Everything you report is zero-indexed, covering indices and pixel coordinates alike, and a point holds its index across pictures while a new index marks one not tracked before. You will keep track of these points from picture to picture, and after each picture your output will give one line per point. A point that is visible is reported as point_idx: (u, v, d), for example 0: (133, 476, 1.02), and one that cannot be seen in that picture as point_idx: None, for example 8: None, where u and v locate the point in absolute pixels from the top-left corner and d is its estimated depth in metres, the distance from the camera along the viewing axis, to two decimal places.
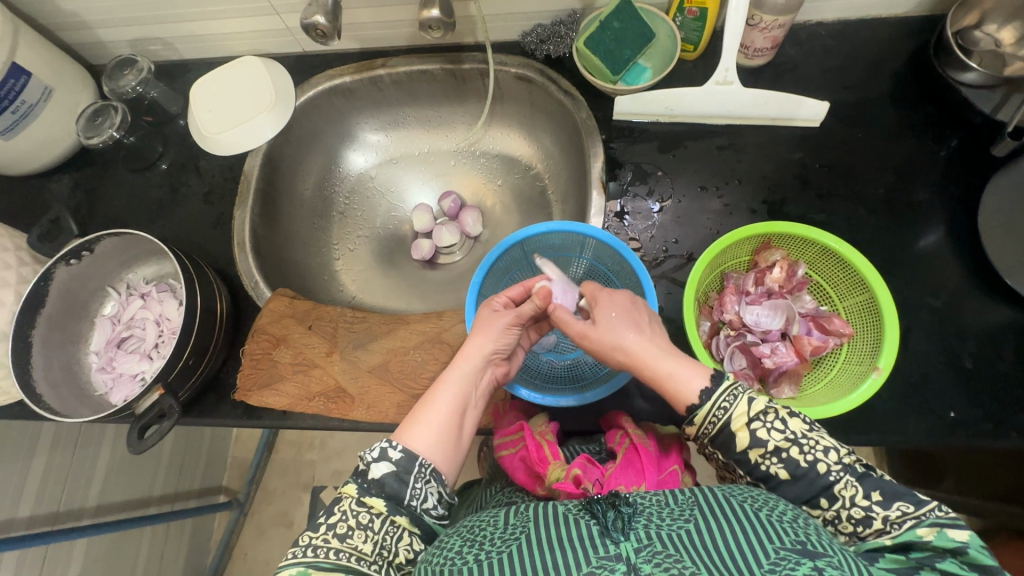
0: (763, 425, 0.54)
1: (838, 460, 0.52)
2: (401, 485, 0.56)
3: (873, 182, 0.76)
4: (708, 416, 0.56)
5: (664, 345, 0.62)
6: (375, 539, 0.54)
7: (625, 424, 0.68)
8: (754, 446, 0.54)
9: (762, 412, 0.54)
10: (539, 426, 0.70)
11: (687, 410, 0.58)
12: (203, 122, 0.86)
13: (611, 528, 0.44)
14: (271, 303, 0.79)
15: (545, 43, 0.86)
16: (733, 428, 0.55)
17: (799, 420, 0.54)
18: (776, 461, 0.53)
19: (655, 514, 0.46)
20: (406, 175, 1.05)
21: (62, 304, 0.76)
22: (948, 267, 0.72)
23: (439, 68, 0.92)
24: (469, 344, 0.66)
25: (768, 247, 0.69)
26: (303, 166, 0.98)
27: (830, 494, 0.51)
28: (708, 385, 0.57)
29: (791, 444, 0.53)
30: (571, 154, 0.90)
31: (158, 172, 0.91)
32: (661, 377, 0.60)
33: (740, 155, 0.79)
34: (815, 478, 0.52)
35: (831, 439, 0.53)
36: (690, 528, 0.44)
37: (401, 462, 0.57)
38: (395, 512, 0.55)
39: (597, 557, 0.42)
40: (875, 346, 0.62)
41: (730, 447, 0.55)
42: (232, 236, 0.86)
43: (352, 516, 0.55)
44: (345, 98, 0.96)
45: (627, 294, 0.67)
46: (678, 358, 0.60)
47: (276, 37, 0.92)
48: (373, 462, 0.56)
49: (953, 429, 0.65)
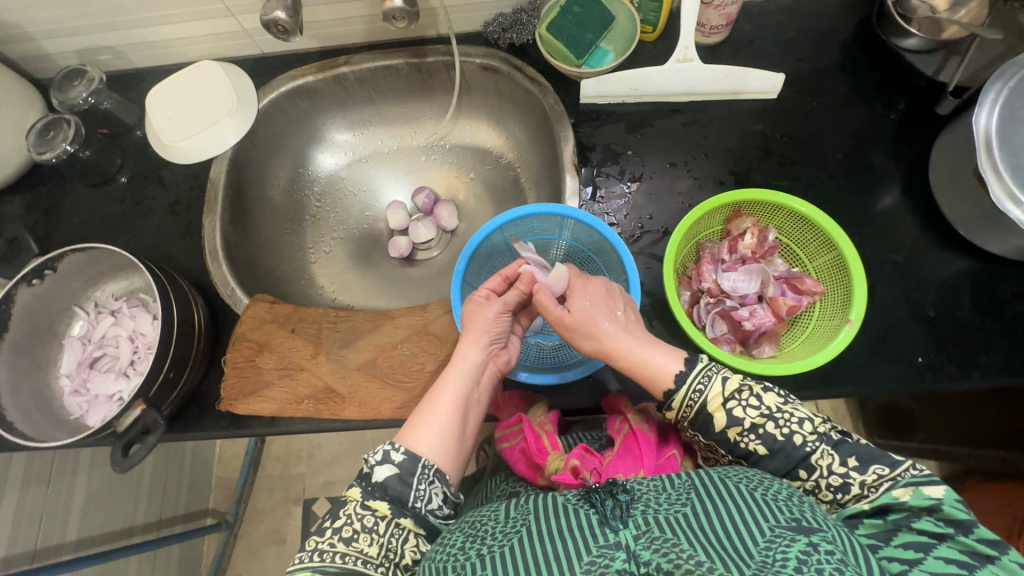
0: (739, 403, 0.56)
1: (814, 430, 0.54)
2: (405, 487, 0.57)
3: (832, 147, 0.80)
4: (684, 400, 0.58)
5: (639, 332, 0.65)
6: (380, 542, 0.55)
7: (625, 410, 0.69)
8: (731, 425, 0.56)
9: (736, 390, 0.56)
10: (538, 417, 0.71)
11: (665, 396, 0.60)
12: (163, 131, 0.85)
13: (610, 518, 0.45)
14: (250, 310, 0.77)
15: (508, 31, 0.87)
16: (710, 409, 0.56)
17: (774, 395, 0.56)
18: (753, 439, 0.55)
19: (653, 500, 0.47)
20: (377, 173, 1.04)
21: (27, 327, 0.73)
22: (906, 223, 0.76)
23: (403, 62, 0.92)
24: (464, 341, 0.67)
25: (739, 215, 0.70)
26: (271, 170, 0.96)
27: (808, 465, 0.53)
28: (683, 369, 0.60)
29: (766, 419, 0.55)
30: (541, 141, 0.91)
31: (119, 186, 0.88)
32: (637, 365, 0.62)
33: (705, 130, 0.81)
34: (793, 450, 0.54)
35: (806, 410, 0.55)
36: (688, 511, 0.46)
37: (404, 464, 0.58)
38: (400, 515, 0.56)
39: (598, 546, 0.43)
40: (845, 299, 0.64)
41: (709, 429, 0.57)
42: (203, 245, 0.84)
43: (357, 520, 0.56)
44: (310, 99, 0.95)
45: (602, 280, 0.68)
46: (653, 346, 0.63)
47: (233, 40, 0.90)
48: (377, 465, 0.57)
49: (923, 374, 0.69)
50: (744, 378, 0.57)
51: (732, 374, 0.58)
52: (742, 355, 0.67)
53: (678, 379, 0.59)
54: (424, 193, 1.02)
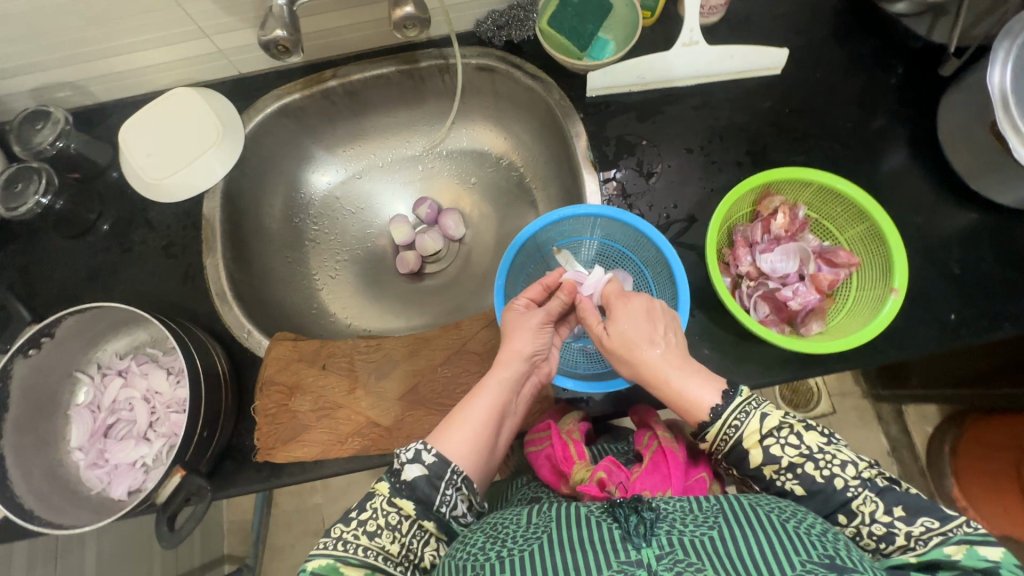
0: (777, 441, 0.53)
1: (857, 475, 0.51)
2: (432, 489, 0.55)
3: (840, 117, 0.80)
4: (720, 433, 0.54)
5: (680, 359, 0.59)
6: (402, 541, 0.53)
7: (654, 424, 0.65)
8: (768, 462, 0.52)
9: (776, 427, 0.53)
10: (567, 424, 0.68)
11: (698, 427, 0.56)
12: (143, 168, 0.78)
13: (632, 533, 0.44)
14: (273, 351, 0.73)
15: (504, 28, 0.84)
16: (746, 445, 0.53)
17: (815, 434, 0.53)
18: (791, 477, 0.52)
19: (679, 519, 0.46)
20: (375, 188, 1.00)
21: (27, 403, 0.66)
22: (919, 184, 0.78)
23: (395, 70, 0.87)
24: (503, 351, 0.64)
25: (768, 195, 0.70)
26: (264, 198, 0.90)
27: (848, 510, 0.50)
28: (720, 403, 0.55)
29: (806, 459, 0.52)
30: (548, 139, 0.89)
31: (101, 234, 0.81)
32: (670, 395, 0.58)
33: (716, 111, 0.81)
34: (832, 494, 0.51)
35: (850, 452, 0.52)
36: (714, 535, 0.44)
37: (434, 466, 0.56)
38: (424, 517, 0.54)
39: (618, 561, 0.43)
40: (885, 269, 0.65)
41: (744, 464, 0.54)
42: (207, 287, 0.78)
43: (382, 515, 0.54)
44: (297, 118, 0.89)
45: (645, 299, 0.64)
46: (693, 374, 0.58)
47: (208, 63, 0.83)
48: (407, 463, 0.55)
49: (958, 330, 0.71)
50: (785, 414, 0.54)
51: (773, 408, 0.55)
52: (791, 335, 0.67)
53: (713, 414, 0.55)
54: (426, 203, 0.97)
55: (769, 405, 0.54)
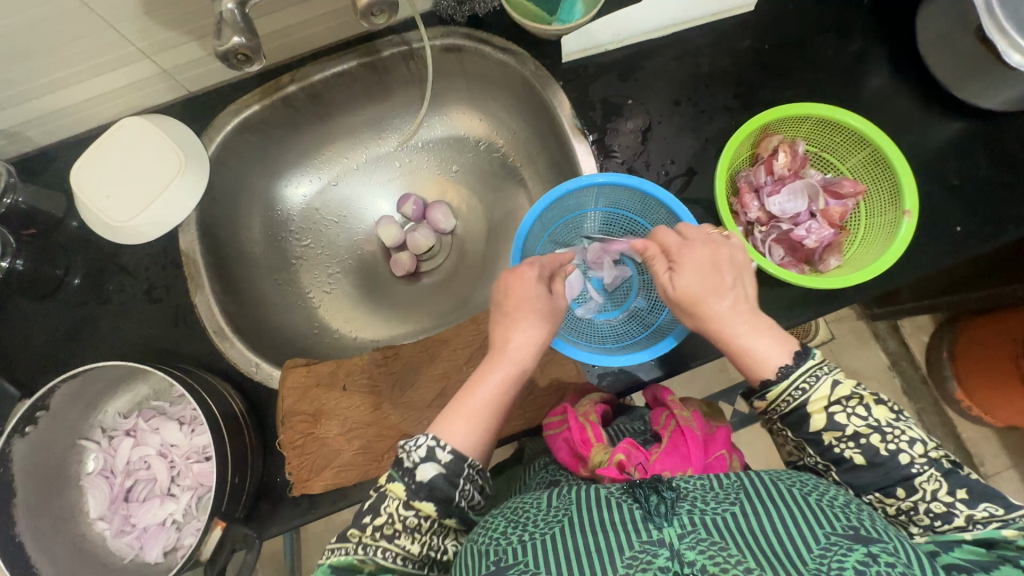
0: (844, 409, 0.50)
1: (923, 452, 0.48)
2: (451, 487, 0.51)
3: (820, 46, 0.79)
4: (783, 394, 0.52)
5: (750, 313, 0.56)
6: (422, 540, 0.51)
7: (671, 403, 0.61)
8: (832, 429, 0.50)
9: (846, 397, 0.50)
10: (583, 406, 0.65)
11: (759, 385, 0.54)
12: (106, 212, 0.72)
13: (654, 513, 0.43)
14: (288, 380, 0.69)
15: (465, 3, 0.78)
16: (811, 409, 0.51)
17: (885, 408, 0.50)
18: (853, 446, 0.50)
19: (698, 498, 0.45)
20: (354, 193, 0.95)
21: (34, 483, 0.61)
22: (906, 102, 0.78)
23: (358, 64, 0.82)
24: (501, 348, 0.59)
25: (767, 135, 0.69)
26: (242, 221, 0.85)
27: (908, 485, 0.48)
28: (790, 363, 0.52)
29: (873, 431, 0.49)
30: (528, 113, 0.85)
31: (73, 290, 0.75)
32: (735, 348, 0.56)
33: (697, 58, 0.79)
34: (894, 468, 0.48)
35: (920, 430, 0.49)
36: (736, 511, 0.43)
37: (450, 464, 0.51)
38: (445, 515, 0.51)
39: (641, 542, 0.41)
40: (893, 192, 0.65)
41: (803, 428, 0.51)
42: (202, 326, 0.73)
43: (399, 520, 0.50)
44: (260, 132, 0.83)
45: (713, 246, 0.59)
46: (762, 330, 0.55)
47: (153, 86, 0.76)
48: (421, 462, 0.51)
49: (966, 240, 0.72)
50: (858, 385, 0.51)
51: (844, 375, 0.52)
52: (811, 274, 0.67)
53: (778, 372, 0.52)
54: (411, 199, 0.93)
55: (841, 372, 0.51)
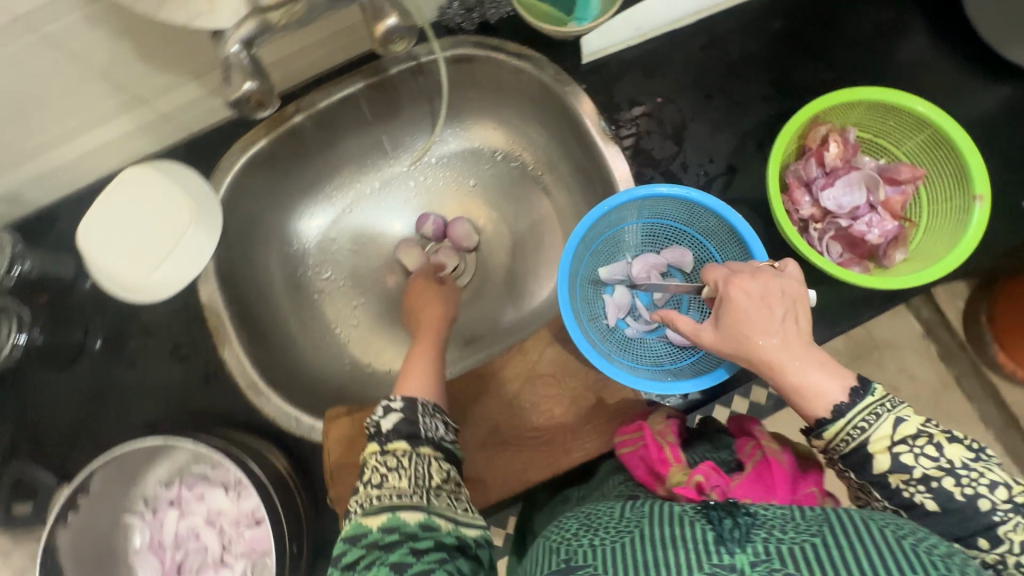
0: (911, 450, 0.45)
1: (1006, 498, 0.44)
2: (412, 424, 0.52)
3: (855, 20, 0.74)
4: (840, 433, 0.47)
5: (807, 347, 0.49)
6: (409, 474, 0.49)
7: (758, 431, 0.56)
8: (897, 471, 0.45)
9: (911, 435, 0.46)
10: (659, 425, 0.60)
11: (813, 423, 0.48)
12: (119, 271, 0.68)
13: (726, 537, 0.40)
14: (332, 431, 0.66)
15: (474, 10, 0.75)
16: (872, 450, 0.46)
17: (960, 447, 0.46)
18: (923, 490, 0.45)
19: (776, 527, 0.41)
20: (370, 219, 0.90)
21: (84, 568, 0.58)
22: (950, 73, 0.73)
23: (365, 85, 0.77)
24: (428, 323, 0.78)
25: (815, 126, 0.64)
26: (260, 263, 0.81)
27: (992, 535, 0.43)
28: (847, 399, 0.47)
29: (945, 473, 0.45)
30: (549, 119, 0.81)
31: (95, 355, 0.71)
32: (791, 386, 0.49)
33: (726, 46, 0.74)
34: (974, 516, 0.44)
35: (1001, 472, 0.45)
36: (817, 542, 0.39)
37: (405, 408, 0.53)
38: (417, 445, 0.51)
39: (710, 563, 0.38)
40: (958, 176, 0.61)
41: (866, 469, 0.47)
42: (235, 381, 0.70)
43: (382, 466, 0.49)
44: (268, 167, 0.79)
45: (763, 276, 0.50)
46: (819, 366, 0.48)
47: (152, 131, 0.72)
48: (380, 418, 0.53)
49: None
50: (925, 422, 0.46)
51: (910, 412, 0.47)
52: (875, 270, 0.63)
53: (833, 411, 0.47)
54: (431, 220, 0.89)
55: (907, 408, 0.46)
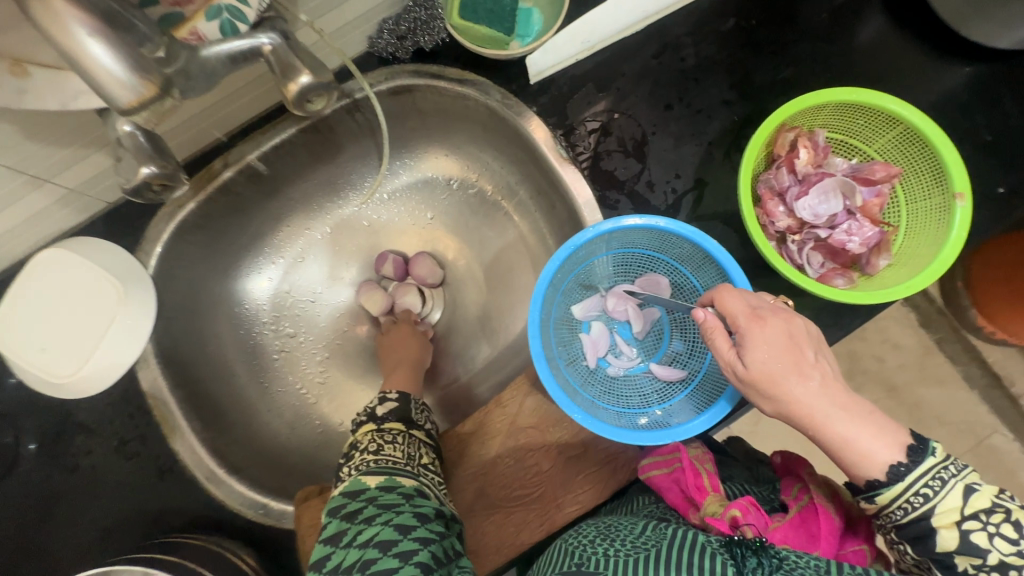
0: (985, 529, 0.41)
1: None
2: (409, 408, 0.63)
3: (811, 10, 0.70)
4: (900, 498, 0.42)
5: (850, 398, 0.44)
6: (403, 448, 0.57)
7: (809, 473, 0.52)
8: (967, 553, 0.41)
9: (986, 511, 0.41)
10: (696, 451, 0.56)
11: (864, 484, 0.43)
12: (45, 368, 0.61)
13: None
14: (304, 517, 0.61)
15: (407, 37, 0.67)
16: (936, 525, 0.41)
17: None
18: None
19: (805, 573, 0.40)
20: (326, 266, 0.84)
21: None
22: (912, 57, 0.70)
23: (298, 130, 0.70)
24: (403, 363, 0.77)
25: (782, 132, 0.60)
26: (208, 332, 0.75)
27: None
28: (903, 462, 0.42)
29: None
30: (501, 144, 0.75)
31: (31, 460, 0.64)
32: (836, 443, 0.43)
33: (681, 50, 0.69)
34: None
35: None
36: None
37: (400, 402, 0.63)
38: (412, 428, 0.60)
39: None
40: (935, 173, 0.57)
41: (925, 545, 0.42)
42: (191, 472, 0.64)
43: (378, 437, 0.57)
44: (202, 229, 0.72)
45: (784, 313, 0.45)
46: (864, 418, 0.43)
47: (63, 208, 0.64)
48: (378, 405, 0.62)
49: (1012, 202, 0.65)
50: (1002, 496, 0.41)
51: (981, 481, 0.42)
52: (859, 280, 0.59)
53: (890, 474, 0.42)
54: (391, 261, 0.83)
55: (976, 477, 0.41)
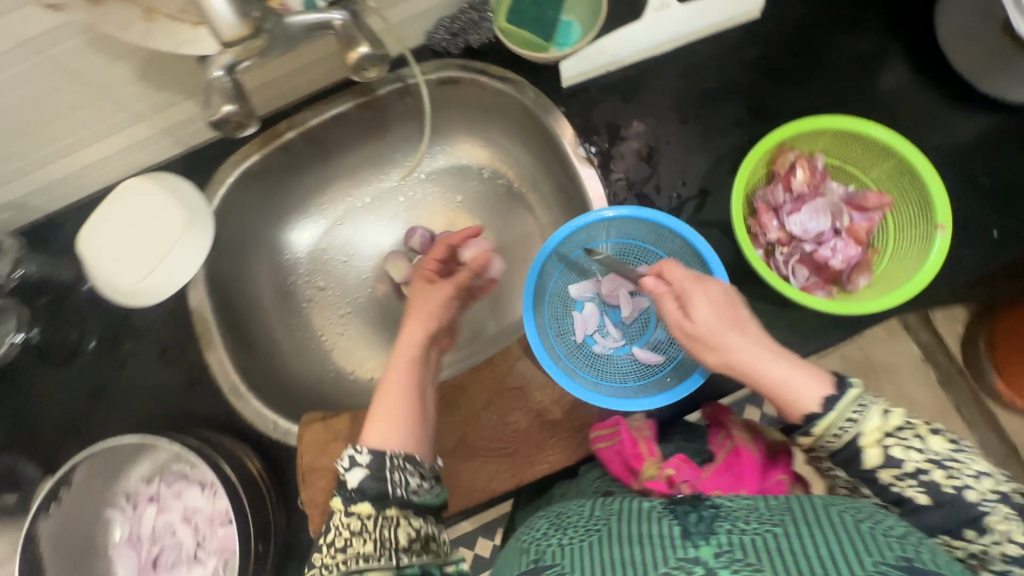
0: (899, 442, 0.45)
1: (993, 489, 0.43)
2: (381, 481, 0.51)
3: (832, 48, 0.75)
4: (830, 429, 0.46)
5: (774, 345, 0.50)
6: (374, 538, 0.49)
7: (729, 424, 0.59)
8: (888, 465, 0.44)
9: (899, 427, 0.45)
10: (635, 421, 0.62)
11: (801, 420, 0.47)
12: (116, 277, 0.72)
13: (692, 531, 0.42)
14: (306, 436, 0.68)
15: (460, 34, 0.76)
16: (863, 443, 0.45)
17: (942, 438, 0.45)
18: (913, 484, 0.44)
19: (742, 518, 0.44)
20: (360, 232, 0.93)
21: (65, 557, 0.62)
22: (926, 101, 0.74)
23: (354, 105, 0.80)
24: (411, 321, 0.69)
25: (783, 152, 0.65)
26: (251, 271, 0.84)
27: (979, 526, 0.43)
28: (831, 393, 0.46)
29: (933, 466, 0.44)
30: (530, 140, 0.83)
31: (89, 355, 0.75)
32: (770, 385, 0.49)
33: (703, 72, 0.75)
34: (963, 507, 0.43)
35: (984, 464, 0.44)
36: (779, 533, 0.41)
37: (372, 463, 0.52)
38: (384, 508, 0.50)
39: (676, 557, 0.40)
40: (922, 203, 0.61)
41: (855, 465, 0.46)
42: (218, 385, 0.73)
43: (345, 529, 0.50)
44: (261, 180, 0.82)
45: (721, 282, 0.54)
46: (794, 361, 0.49)
47: (151, 145, 0.76)
48: (347, 471, 0.52)
49: (1003, 245, 0.68)
50: (911, 414, 0.45)
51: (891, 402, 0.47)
52: (839, 296, 0.64)
53: (823, 404, 0.46)
54: (438, 246, 0.79)
55: (888, 400, 0.46)
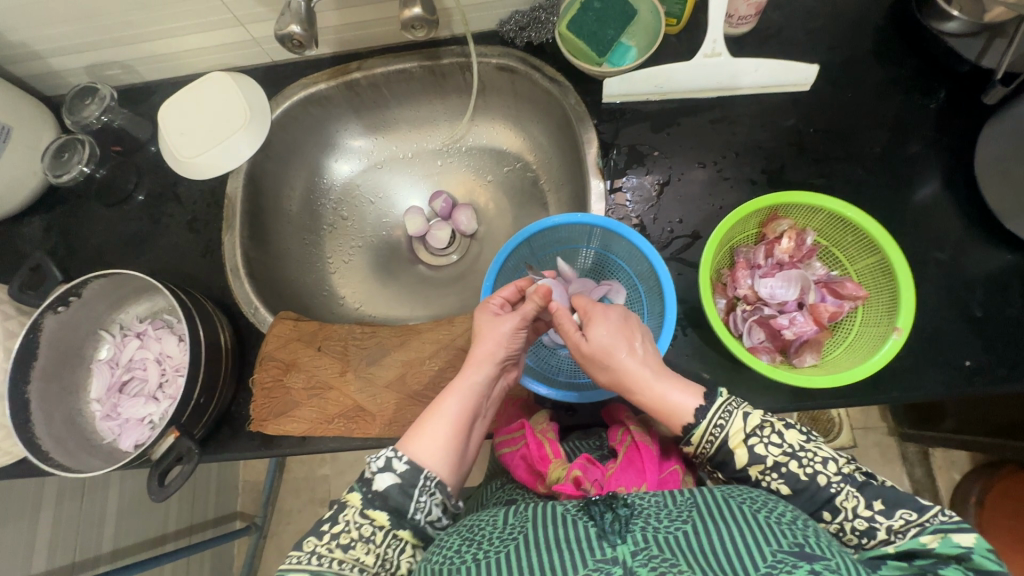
0: (761, 440, 0.54)
1: (838, 470, 0.52)
2: (406, 497, 0.55)
3: (869, 141, 0.76)
4: (704, 436, 0.56)
5: (655, 365, 0.62)
6: (376, 552, 0.54)
7: (626, 420, 0.66)
8: (753, 462, 0.54)
9: (758, 427, 0.55)
10: (540, 424, 0.68)
11: (682, 432, 0.58)
12: (176, 146, 0.82)
13: (608, 531, 0.43)
14: (275, 328, 0.77)
15: (526, 30, 0.84)
16: (731, 446, 0.55)
17: (795, 433, 0.55)
18: (776, 477, 0.53)
19: (653, 516, 0.45)
20: (392, 178, 1.01)
21: (54, 354, 0.72)
22: (948, 216, 0.72)
23: (417, 66, 0.89)
24: (474, 352, 0.65)
25: (775, 219, 0.72)
26: (286, 181, 0.94)
27: (832, 507, 0.52)
28: (701, 404, 0.57)
29: (790, 458, 0.53)
30: (562, 143, 0.89)
31: (136, 205, 0.87)
32: (651, 399, 0.60)
33: (734, 126, 0.78)
34: (817, 491, 0.52)
35: (829, 449, 0.54)
36: (688, 530, 0.43)
37: (405, 474, 0.56)
38: (399, 526, 0.55)
39: (594, 559, 0.41)
40: (891, 304, 0.66)
41: (730, 466, 0.56)
42: (224, 263, 0.84)
43: (356, 527, 0.54)
44: (322, 107, 0.92)
45: (622, 311, 0.67)
46: (672, 382, 0.60)
47: (242, 49, 0.87)
48: (378, 472, 0.56)
49: (970, 378, 0.66)
50: (766, 414, 0.55)
51: (753, 408, 0.57)
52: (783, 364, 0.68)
53: (694, 418, 0.57)
54: (508, 288, 0.70)
55: (748, 405, 0.56)
